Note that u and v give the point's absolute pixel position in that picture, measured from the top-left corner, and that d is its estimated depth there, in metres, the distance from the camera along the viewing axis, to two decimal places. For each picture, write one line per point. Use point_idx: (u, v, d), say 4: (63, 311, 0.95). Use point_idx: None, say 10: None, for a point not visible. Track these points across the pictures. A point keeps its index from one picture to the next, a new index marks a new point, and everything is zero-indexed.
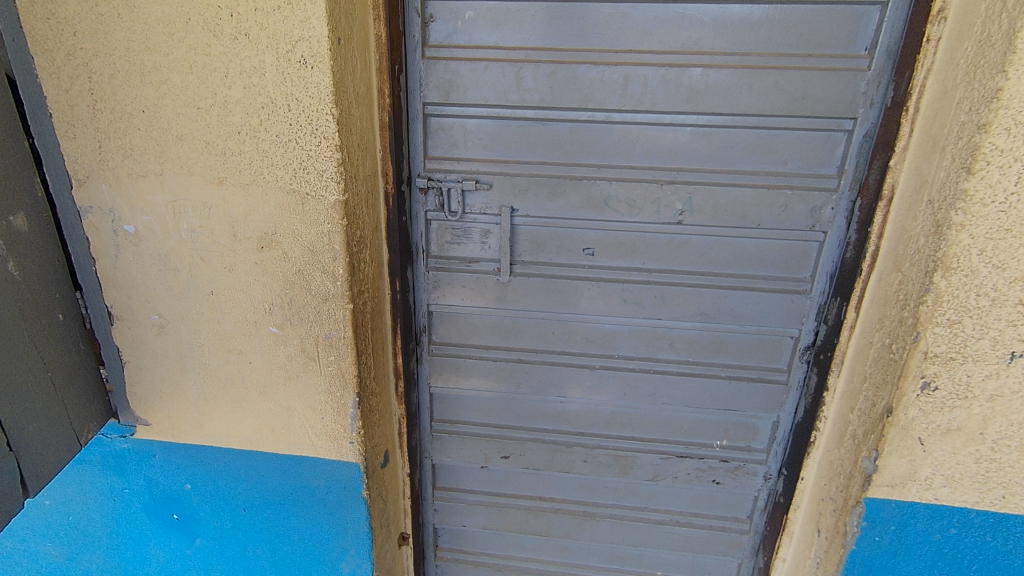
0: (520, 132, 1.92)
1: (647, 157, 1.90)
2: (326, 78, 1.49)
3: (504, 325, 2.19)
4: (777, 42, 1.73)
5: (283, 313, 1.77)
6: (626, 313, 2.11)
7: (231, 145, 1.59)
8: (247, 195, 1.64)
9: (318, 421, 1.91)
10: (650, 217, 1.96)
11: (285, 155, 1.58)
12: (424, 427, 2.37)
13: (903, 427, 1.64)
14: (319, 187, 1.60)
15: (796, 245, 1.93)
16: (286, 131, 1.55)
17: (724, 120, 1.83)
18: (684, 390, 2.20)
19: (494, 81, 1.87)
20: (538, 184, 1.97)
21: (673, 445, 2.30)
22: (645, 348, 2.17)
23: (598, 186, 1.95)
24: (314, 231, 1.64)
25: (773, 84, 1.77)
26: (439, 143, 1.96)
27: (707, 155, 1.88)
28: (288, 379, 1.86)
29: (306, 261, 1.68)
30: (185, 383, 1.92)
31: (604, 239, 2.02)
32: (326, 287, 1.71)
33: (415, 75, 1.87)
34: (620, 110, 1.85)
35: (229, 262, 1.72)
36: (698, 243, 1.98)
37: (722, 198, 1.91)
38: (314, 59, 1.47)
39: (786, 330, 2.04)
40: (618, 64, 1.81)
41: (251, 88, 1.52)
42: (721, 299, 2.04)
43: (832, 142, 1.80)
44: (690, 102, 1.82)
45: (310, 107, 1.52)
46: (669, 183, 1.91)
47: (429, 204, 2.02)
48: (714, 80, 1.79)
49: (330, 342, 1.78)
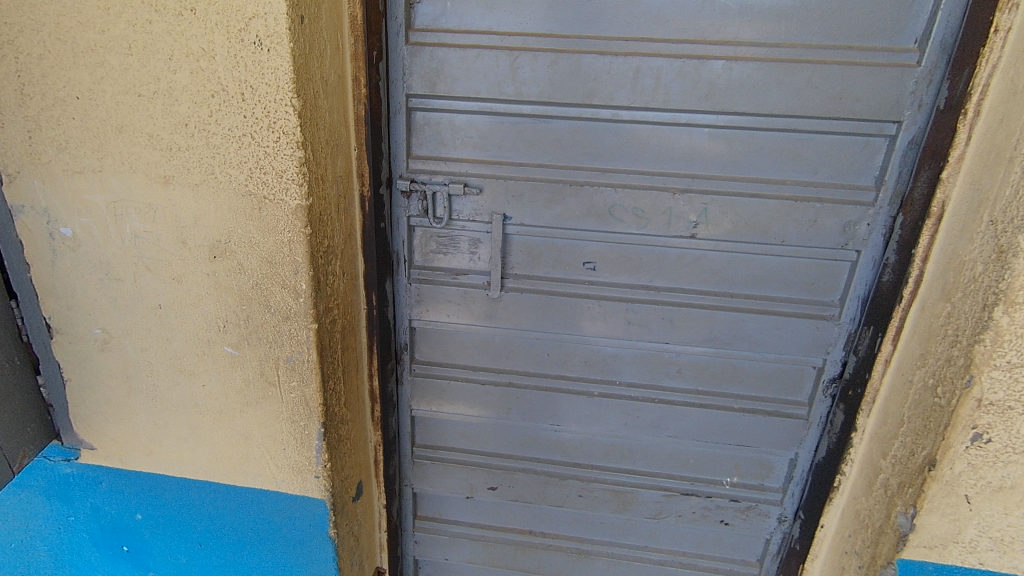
0: (515, 130, 1.70)
1: (658, 162, 1.68)
2: (285, 62, 1.26)
3: (493, 345, 1.97)
4: (811, 33, 1.51)
5: (239, 331, 1.55)
6: (629, 336, 1.89)
7: (177, 140, 1.37)
8: (196, 197, 1.42)
9: (279, 452, 1.69)
10: (660, 229, 1.74)
11: (239, 152, 1.36)
12: (405, 452, 2.16)
13: (947, 482, 1.42)
14: (278, 189, 1.38)
15: (823, 265, 1.71)
16: (240, 124, 1.33)
17: (747, 122, 1.60)
18: (691, 422, 1.98)
19: (486, 71, 1.64)
20: (533, 189, 1.74)
21: (679, 481, 2.07)
22: (650, 374, 1.95)
23: (601, 194, 1.72)
24: (271, 240, 1.43)
25: (806, 81, 1.54)
26: (424, 141, 1.74)
27: (726, 161, 1.66)
28: (245, 405, 1.65)
29: (263, 274, 1.47)
30: (133, 404, 1.71)
31: (607, 252, 1.80)
32: (286, 304, 1.49)
33: (397, 63, 1.65)
34: (629, 107, 1.63)
35: (178, 272, 1.51)
36: (712, 259, 1.76)
37: (743, 210, 1.68)
38: (271, 39, 1.25)
39: (809, 359, 1.82)
40: (628, 54, 1.58)
41: (199, 73, 1.30)
42: (737, 324, 1.82)
43: (871, 149, 1.58)
44: (709, 100, 1.59)
45: (267, 97, 1.30)
46: (682, 192, 1.69)
47: (412, 209, 1.80)
48: (738, 74, 1.56)
49: (292, 366, 1.56)
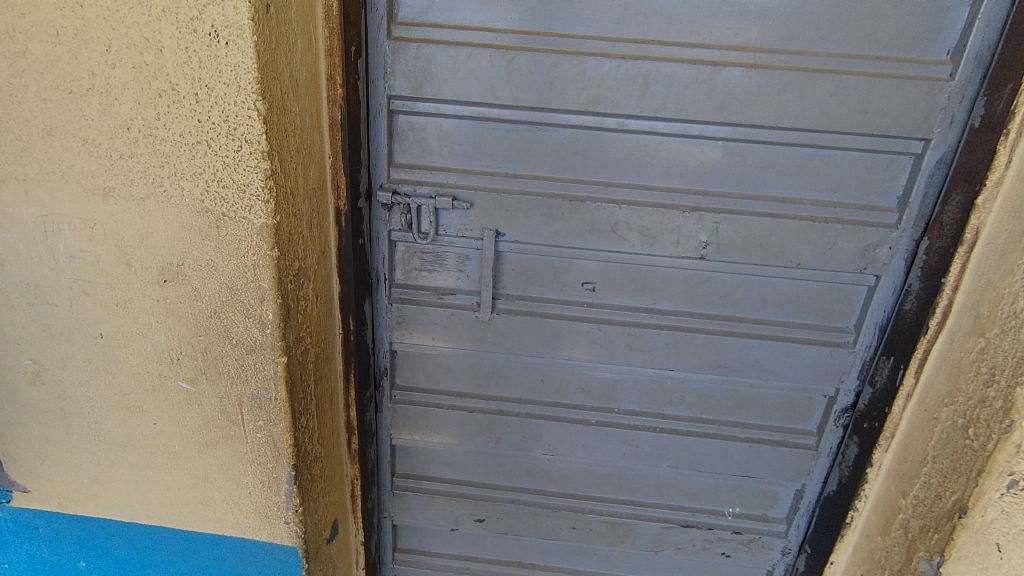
0: (509, 138, 1.53)
1: (667, 176, 1.54)
2: (247, 59, 1.07)
3: (482, 370, 1.81)
4: (837, 40, 1.38)
5: (195, 365, 1.36)
6: (630, 361, 1.75)
7: (119, 145, 1.16)
8: (143, 212, 1.22)
9: (243, 497, 1.50)
10: (667, 249, 1.59)
11: (193, 161, 1.16)
12: (384, 483, 1.99)
13: (977, 529, 1.27)
14: (240, 206, 1.19)
15: (839, 290, 1.59)
16: (194, 129, 1.14)
17: (765, 135, 1.47)
18: (694, 453, 1.85)
19: (478, 73, 1.47)
20: (529, 204, 1.58)
21: (679, 513, 1.95)
22: (651, 402, 1.81)
23: (604, 210, 1.57)
24: (232, 264, 1.24)
25: (831, 92, 1.41)
26: (408, 148, 1.56)
27: (740, 177, 1.52)
28: (203, 446, 1.45)
29: (223, 301, 1.28)
30: (74, 444, 1.50)
31: (608, 272, 1.65)
32: (250, 335, 1.30)
33: (377, 60, 1.46)
34: (637, 116, 1.48)
35: (122, 298, 1.30)
36: (722, 281, 1.63)
37: (757, 230, 1.55)
38: (229, 31, 1.05)
39: (821, 388, 1.71)
40: (637, 58, 1.42)
41: (144, 69, 1.10)
42: (746, 351, 1.69)
43: (895, 167, 1.46)
44: (724, 110, 1.45)
45: (225, 98, 1.10)
46: (692, 210, 1.55)
47: (393, 223, 1.62)
48: (757, 83, 1.41)
49: (257, 404, 1.38)
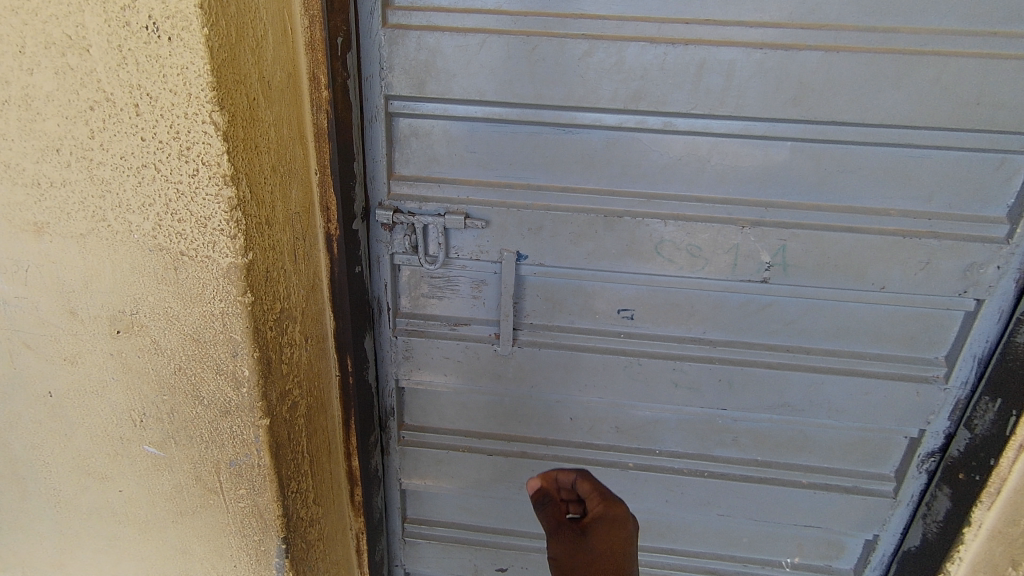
0: (532, 143, 1.29)
1: (722, 185, 1.28)
2: (196, 58, 0.83)
3: (502, 408, 1.58)
4: (943, 13, 1.10)
5: (162, 428, 1.13)
6: (675, 400, 1.50)
7: (48, 172, 0.93)
8: (84, 252, 0.98)
9: (227, 571, 1.29)
10: (721, 271, 1.34)
11: (140, 189, 0.92)
12: (395, 530, 1.78)
13: None
14: (200, 242, 0.95)
15: (930, 317, 1.33)
16: (138, 149, 0.90)
17: (846, 133, 1.20)
18: (748, 500, 1.61)
19: (494, 66, 1.21)
20: (556, 221, 1.33)
21: (728, 563, 1.71)
22: (699, 443, 1.57)
23: (646, 227, 1.31)
24: (197, 312, 1.00)
25: (931, 80, 1.13)
26: (412, 158, 1.32)
27: (813, 184, 1.25)
28: (179, 516, 1.24)
29: (188, 356, 1.05)
30: (32, 512, 1.28)
31: (648, 298, 1.40)
32: (223, 395, 1.07)
33: (372, 53, 1.21)
34: (687, 114, 1.21)
35: (69, 351, 1.08)
36: (786, 307, 1.37)
37: (832, 248, 1.28)
38: (172, 23, 0.81)
39: (902, 429, 1.45)
40: (688, 42, 1.16)
41: (67, 74, 0.85)
42: (813, 387, 1.44)
43: (1008, 169, 1.19)
44: (797, 105, 1.18)
45: (173, 110, 0.86)
46: (753, 224, 1.28)
47: (396, 245, 1.38)
48: (838, 70, 1.14)
49: (237, 471, 1.15)
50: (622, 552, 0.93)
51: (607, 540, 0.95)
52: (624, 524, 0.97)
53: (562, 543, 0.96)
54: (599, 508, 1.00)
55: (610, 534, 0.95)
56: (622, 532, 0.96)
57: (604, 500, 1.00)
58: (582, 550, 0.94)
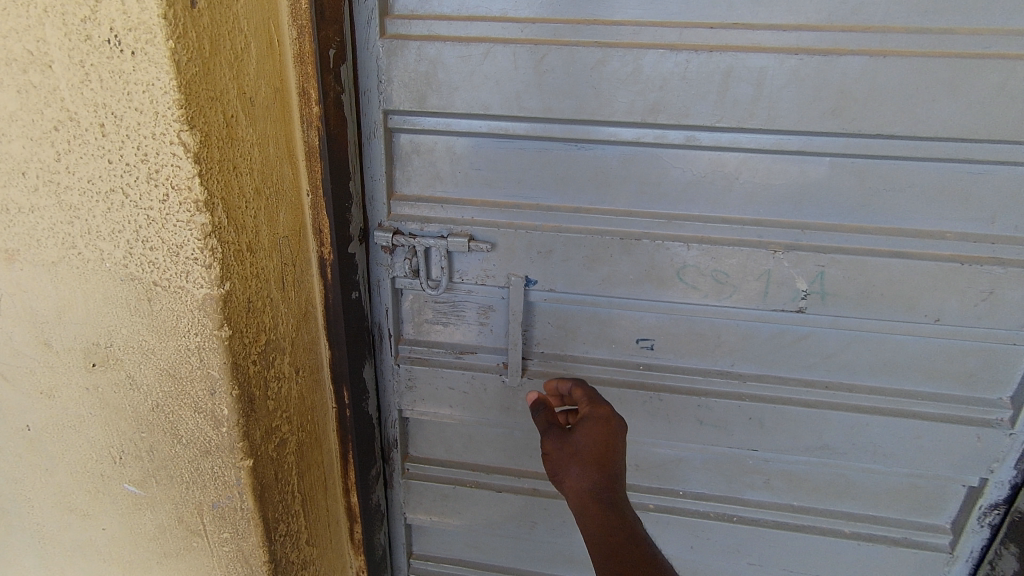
0: (541, 160, 1.19)
1: (752, 205, 1.15)
2: (161, 74, 0.75)
3: (511, 441, 1.47)
4: (1008, 11, 0.96)
5: (142, 466, 1.06)
6: (700, 438, 1.37)
7: (15, 196, 0.86)
8: (55, 281, 0.92)
9: None
10: (751, 299, 1.21)
11: (110, 215, 0.85)
12: (399, 567, 1.68)
13: None
14: (174, 272, 0.88)
15: (992, 352, 1.17)
16: (106, 173, 0.83)
17: (894, 147, 1.06)
18: (782, 549, 1.46)
19: (499, 77, 1.12)
20: (568, 245, 1.22)
21: None
22: (727, 485, 1.43)
23: (667, 250, 1.19)
24: (172, 346, 0.93)
25: (995, 86, 0.99)
26: (413, 176, 1.24)
27: (856, 204, 1.12)
28: (163, 558, 1.16)
29: (165, 392, 0.97)
30: (17, 547, 1.23)
31: (670, 327, 1.29)
32: (203, 434, 1.00)
33: (369, 65, 1.13)
34: (712, 127, 1.10)
35: (45, 385, 1.01)
36: (824, 338, 1.23)
37: (878, 275, 1.14)
38: (136, 36, 0.74)
39: (959, 477, 1.28)
40: (713, 48, 1.04)
41: (30, 93, 0.79)
42: (856, 428, 1.29)
43: None
44: (837, 116, 1.05)
45: (140, 130, 0.79)
46: (787, 249, 1.15)
47: (397, 269, 1.30)
48: (885, 77, 1.01)
49: (220, 514, 1.07)
50: (602, 436, 1.03)
51: (592, 433, 1.04)
52: (608, 420, 1.05)
53: (552, 438, 1.05)
54: (587, 409, 1.09)
55: (596, 427, 1.04)
56: (606, 428, 1.04)
57: (592, 403, 1.10)
58: (570, 441, 1.03)
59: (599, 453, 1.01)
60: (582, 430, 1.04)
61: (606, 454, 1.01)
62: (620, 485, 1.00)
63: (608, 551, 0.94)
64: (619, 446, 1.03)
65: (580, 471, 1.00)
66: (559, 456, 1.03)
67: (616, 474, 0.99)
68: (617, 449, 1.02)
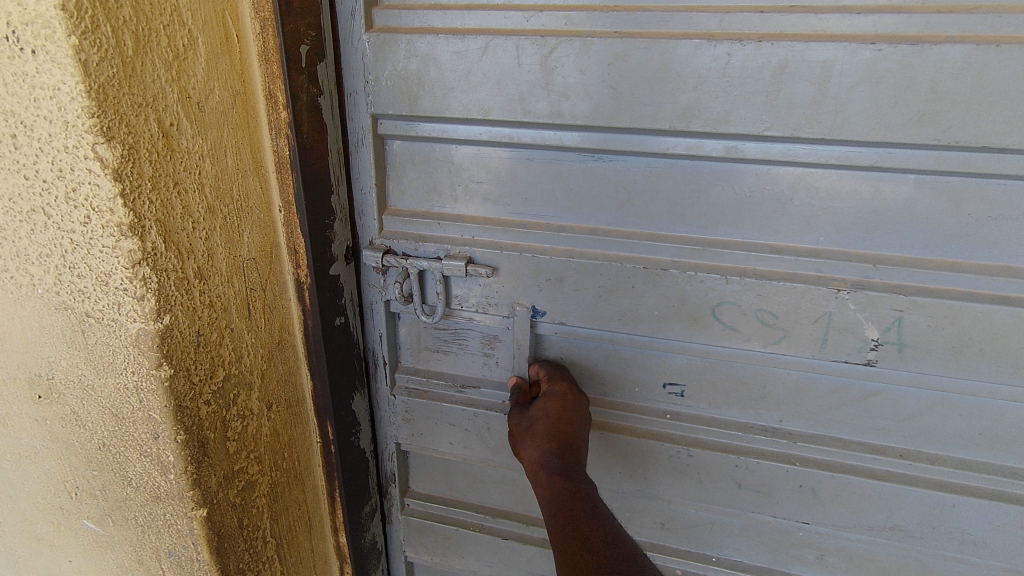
0: (552, 173, 1.01)
1: (811, 232, 0.93)
2: (65, 78, 0.63)
3: (520, 485, 1.31)
4: None
5: (98, 505, 0.97)
6: (739, 502, 1.15)
7: None
8: None
9: None
10: (805, 346, 0.99)
11: (35, 237, 0.75)
12: None
13: None
14: (105, 304, 0.77)
15: None
16: (25, 190, 0.72)
17: (1006, 164, 0.81)
18: None
19: (501, 77, 0.94)
20: (581, 272, 1.04)
21: None
22: (771, 557, 1.20)
23: (701, 284, 0.99)
24: (112, 384, 0.83)
25: None
26: (408, 189, 1.09)
27: (949, 235, 0.88)
28: None
29: (111, 432, 0.87)
30: None
31: (703, 371, 1.08)
32: (152, 480, 0.89)
33: (354, 64, 1.00)
34: (760, 136, 0.88)
35: None
36: (900, 398, 0.99)
37: (977, 326, 0.89)
38: (35, 32, 0.62)
39: None
40: (763, 38, 0.83)
41: None
42: (939, 509, 1.04)
43: None
44: (928, 122, 0.81)
45: (53, 142, 0.68)
46: (855, 287, 0.92)
47: (390, 292, 1.16)
48: (997, 72, 0.77)
49: (177, 563, 0.97)
50: (557, 408, 1.01)
51: (547, 407, 1.02)
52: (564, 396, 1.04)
53: (514, 417, 1.06)
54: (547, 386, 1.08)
55: (551, 402, 1.03)
56: (561, 402, 1.02)
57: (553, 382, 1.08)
58: (526, 418, 1.03)
59: (551, 423, 0.99)
60: (537, 405, 1.03)
61: (559, 426, 0.98)
62: (574, 455, 0.95)
63: (552, 510, 0.88)
64: (574, 419, 1.01)
65: (531, 441, 0.97)
66: (517, 433, 1.02)
67: (568, 442, 0.96)
68: (571, 422, 1.00)
